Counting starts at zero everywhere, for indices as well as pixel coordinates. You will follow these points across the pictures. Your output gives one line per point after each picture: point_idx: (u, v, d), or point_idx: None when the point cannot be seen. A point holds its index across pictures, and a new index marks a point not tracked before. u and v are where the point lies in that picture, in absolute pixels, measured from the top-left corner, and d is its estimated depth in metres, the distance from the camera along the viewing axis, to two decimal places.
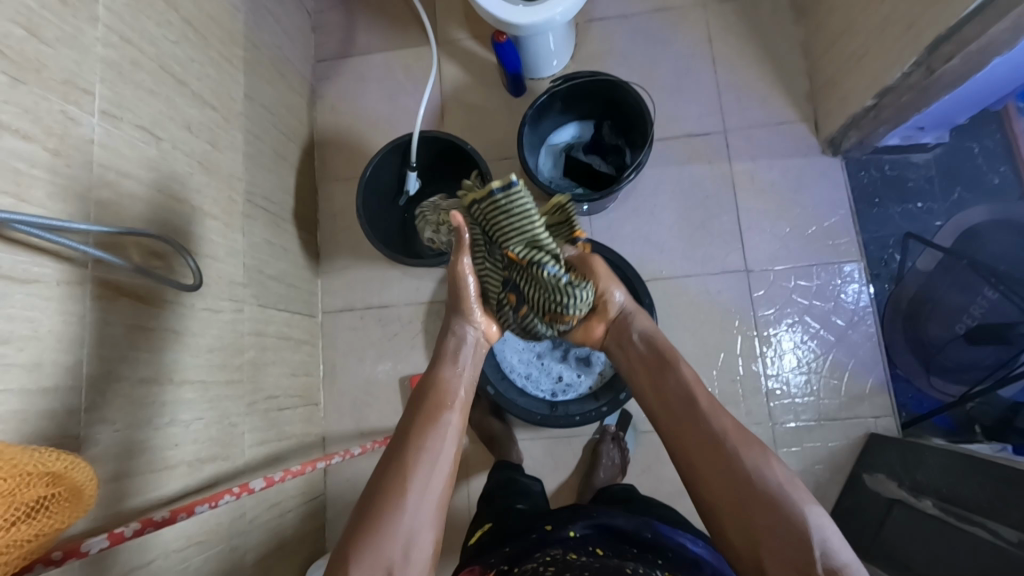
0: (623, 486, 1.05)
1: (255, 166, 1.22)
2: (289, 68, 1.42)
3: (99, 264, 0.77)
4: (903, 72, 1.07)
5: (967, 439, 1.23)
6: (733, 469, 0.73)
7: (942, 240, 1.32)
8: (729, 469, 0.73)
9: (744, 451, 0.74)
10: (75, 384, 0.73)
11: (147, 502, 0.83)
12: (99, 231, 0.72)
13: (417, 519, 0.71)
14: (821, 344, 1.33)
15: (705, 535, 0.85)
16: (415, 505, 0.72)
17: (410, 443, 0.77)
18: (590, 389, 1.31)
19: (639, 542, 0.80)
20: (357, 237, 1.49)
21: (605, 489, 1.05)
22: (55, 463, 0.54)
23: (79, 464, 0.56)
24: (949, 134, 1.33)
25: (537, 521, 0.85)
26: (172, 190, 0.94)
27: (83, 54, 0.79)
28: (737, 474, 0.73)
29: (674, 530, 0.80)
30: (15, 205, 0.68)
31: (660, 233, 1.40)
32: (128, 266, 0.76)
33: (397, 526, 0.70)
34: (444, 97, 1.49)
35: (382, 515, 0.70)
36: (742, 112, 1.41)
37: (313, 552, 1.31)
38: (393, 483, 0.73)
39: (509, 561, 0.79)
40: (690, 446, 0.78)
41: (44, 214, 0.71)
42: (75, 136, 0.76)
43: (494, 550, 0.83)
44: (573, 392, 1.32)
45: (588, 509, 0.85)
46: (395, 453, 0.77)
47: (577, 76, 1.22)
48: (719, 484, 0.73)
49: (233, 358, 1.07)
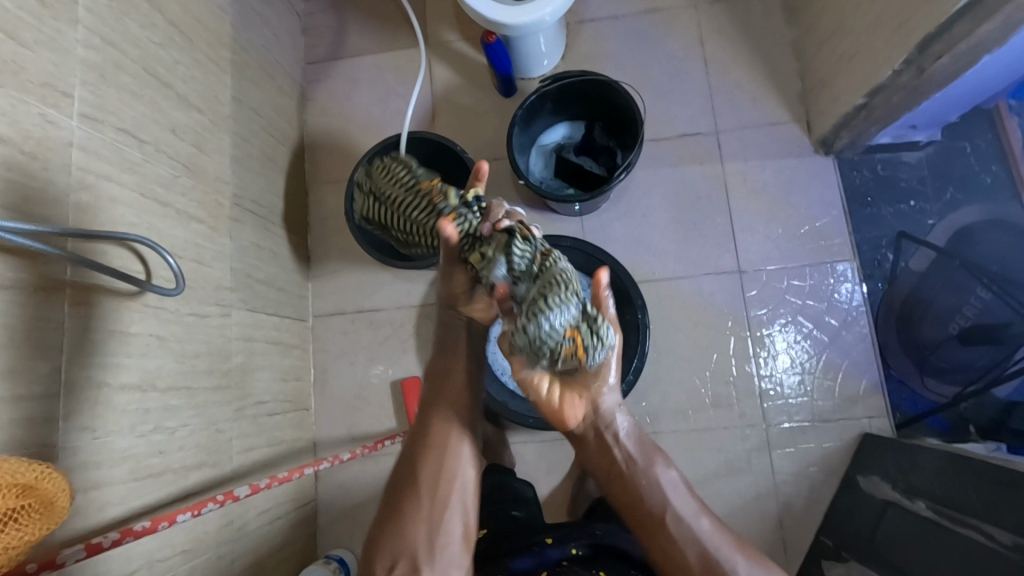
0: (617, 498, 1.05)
1: (243, 170, 1.21)
2: (277, 71, 1.40)
3: (78, 268, 0.76)
4: (895, 71, 1.06)
5: (962, 440, 1.22)
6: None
7: (935, 239, 1.32)
8: None
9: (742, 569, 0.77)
10: (52, 391, 0.72)
11: (126, 511, 0.81)
12: (76, 235, 0.71)
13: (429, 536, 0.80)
14: (815, 344, 1.32)
15: None
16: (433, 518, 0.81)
17: (415, 481, 0.84)
18: None
19: (639, 567, 0.82)
20: (348, 240, 1.48)
21: (598, 502, 1.05)
22: (27, 474, 0.53)
23: (52, 475, 0.55)
24: (941, 133, 1.33)
25: (541, 531, 0.90)
26: (156, 193, 0.93)
27: (62, 56, 0.77)
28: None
29: None
30: None
31: (653, 234, 1.39)
32: (105, 269, 0.74)
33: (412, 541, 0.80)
34: (435, 98, 1.49)
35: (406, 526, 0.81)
36: (735, 114, 1.41)
37: (304, 559, 1.30)
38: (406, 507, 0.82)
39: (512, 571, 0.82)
40: None
41: (22, 218, 0.70)
42: (53, 139, 0.75)
43: (495, 560, 0.86)
44: None
45: (591, 529, 0.88)
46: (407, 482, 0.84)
47: (568, 76, 1.21)
48: None
49: (221, 363, 1.06)
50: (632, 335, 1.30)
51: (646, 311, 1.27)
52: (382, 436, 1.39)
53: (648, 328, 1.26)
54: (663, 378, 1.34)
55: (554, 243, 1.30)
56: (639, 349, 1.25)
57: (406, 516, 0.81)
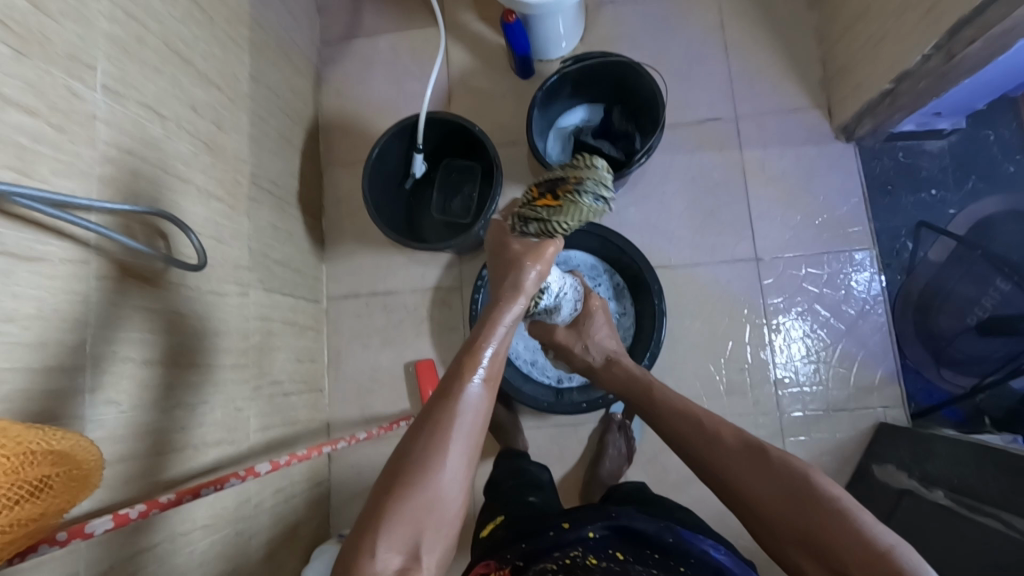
0: (636, 484, 1.04)
1: (261, 148, 1.20)
2: (294, 50, 1.39)
3: (104, 242, 0.76)
4: (924, 55, 1.04)
5: (976, 431, 1.23)
6: (742, 470, 0.70)
7: (955, 228, 1.31)
8: (730, 468, 0.71)
9: (758, 446, 0.71)
10: (79, 363, 0.71)
11: (149, 484, 0.82)
12: (104, 207, 0.71)
13: (444, 502, 0.60)
14: (831, 333, 1.31)
15: (727, 545, 0.80)
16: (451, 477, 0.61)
17: (440, 419, 0.63)
18: None
19: (660, 548, 0.75)
20: (363, 223, 1.48)
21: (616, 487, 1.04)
22: (60, 441, 0.52)
23: (83, 444, 0.54)
24: (965, 121, 1.32)
25: (556, 515, 0.84)
26: (178, 170, 0.93)
27: (87, 29, 0.77)
28: (747, 475, 0.70)
29: (696, 535, 0.75)
30: (18, 179, 0.66)
31: (669, 220, 1.38)
32: (131, 242, 0.74)
33: (424, 508, 0.59)
34: (451, 81, 1.47)
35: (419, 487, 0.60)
36: (755, 100, 1.39)
37: (317, 538, 1.31)
38: (419, 462, 0.61)
39: (524, 558, 0.76)
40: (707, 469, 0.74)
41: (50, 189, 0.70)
42: (78, 112, 0.75)
43: (509, 546, 0.81)
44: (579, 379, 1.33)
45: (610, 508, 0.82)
46: (430, 418, 0.63)
47: (588, 57, 1.20)
48: (721, 479, 0.72)
49: (239, 343, 1.06)
50: (648, 322, 1.29)
51: (662, 297, 1.26)
52: (395, 419, 1.39)
53: (664, 313, 1.26)
54: (676, 365, 1.34)
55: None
56: (655, 335, 1.25)
57: (418, 484, 0.60)
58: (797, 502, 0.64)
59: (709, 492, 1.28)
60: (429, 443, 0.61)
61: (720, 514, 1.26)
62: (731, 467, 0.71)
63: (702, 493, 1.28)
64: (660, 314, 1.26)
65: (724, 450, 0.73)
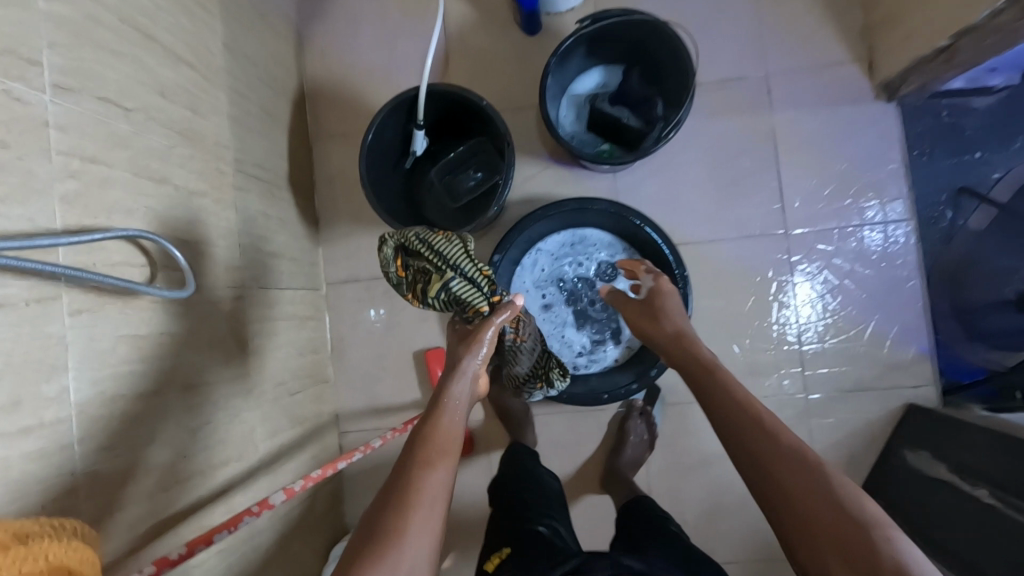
0: (660, 511, 1.00)
1: (243, 130, 1.07)
2: (270, 8, 1.23)
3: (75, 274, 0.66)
4: (993, 9, 0.91)
5: (1006, 406, 1.18)
6: (795, 482, 0.64)
7: (999, 195, 1.21)
8: (781, 471, 0.65)
9: (813, 458, 0.65)
10: (63, 415, 0.63)
11: (155, 527, 0.76)
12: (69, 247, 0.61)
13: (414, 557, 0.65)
14: (861, 310, 1.25)
15: None
16: (417, 536, 0.66)
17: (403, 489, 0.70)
18: (615, 362, 1.27)
19: None
20: (359, 201, 1.37)
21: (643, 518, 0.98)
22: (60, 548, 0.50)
23: (82, 546, 0.52)
24: (1019, 76, 1.20)
25: (570, 553, 0.80)
26: (152, 170, 0.81)
27: (24, 13, 0.64)
28: (799, 485, 0.63)
29: None
30: None
31: (692, 193, 1.28)
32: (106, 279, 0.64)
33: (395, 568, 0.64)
34: (449, 39, 1.32)
35: (387, 549, 0.64)
36: (786, 54, 1.25)
37: (333, 532, 1.29)
38: (385, 531, 0.66)
39: None
40: (752, 467, 0.68)
41: (5, 226, 0.60)
42: (24, 118, 0.63)
43: None
44: (596, 365, 1.28)
45: (619, 558, 0.78)
46: (392, 492, 0.70)
47: (607, 14, 1.06)
48: (768, 481, 0.66)
49: (238, 352, 0.98)
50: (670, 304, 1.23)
51: (685, 280, 1.18)
52: (406, 409, 1.34)
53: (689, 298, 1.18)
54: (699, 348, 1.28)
55: (585, 203, 1.20)
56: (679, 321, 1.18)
57: (385, 547, 0.65)
58: (851, 532, 0.58)
59: (732, 476, 1.25)
60: (395, 511, 0.67)
61: (742, 497, 1.24)
62: (784, 469, 0.65)
63: (725, 477, 1.25)
64: (684, 298, 1.19)
65: (774, 453, 0.67)
